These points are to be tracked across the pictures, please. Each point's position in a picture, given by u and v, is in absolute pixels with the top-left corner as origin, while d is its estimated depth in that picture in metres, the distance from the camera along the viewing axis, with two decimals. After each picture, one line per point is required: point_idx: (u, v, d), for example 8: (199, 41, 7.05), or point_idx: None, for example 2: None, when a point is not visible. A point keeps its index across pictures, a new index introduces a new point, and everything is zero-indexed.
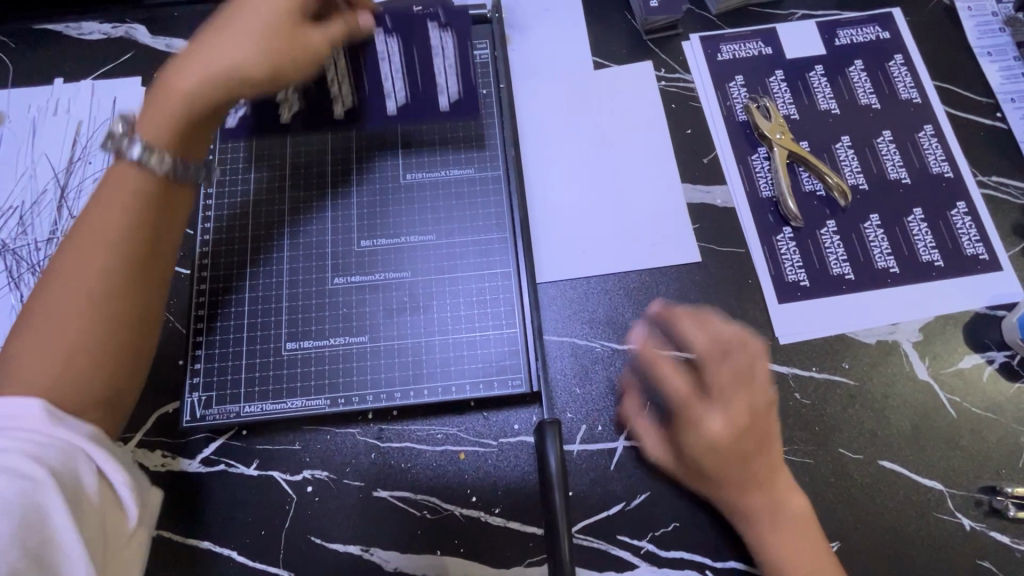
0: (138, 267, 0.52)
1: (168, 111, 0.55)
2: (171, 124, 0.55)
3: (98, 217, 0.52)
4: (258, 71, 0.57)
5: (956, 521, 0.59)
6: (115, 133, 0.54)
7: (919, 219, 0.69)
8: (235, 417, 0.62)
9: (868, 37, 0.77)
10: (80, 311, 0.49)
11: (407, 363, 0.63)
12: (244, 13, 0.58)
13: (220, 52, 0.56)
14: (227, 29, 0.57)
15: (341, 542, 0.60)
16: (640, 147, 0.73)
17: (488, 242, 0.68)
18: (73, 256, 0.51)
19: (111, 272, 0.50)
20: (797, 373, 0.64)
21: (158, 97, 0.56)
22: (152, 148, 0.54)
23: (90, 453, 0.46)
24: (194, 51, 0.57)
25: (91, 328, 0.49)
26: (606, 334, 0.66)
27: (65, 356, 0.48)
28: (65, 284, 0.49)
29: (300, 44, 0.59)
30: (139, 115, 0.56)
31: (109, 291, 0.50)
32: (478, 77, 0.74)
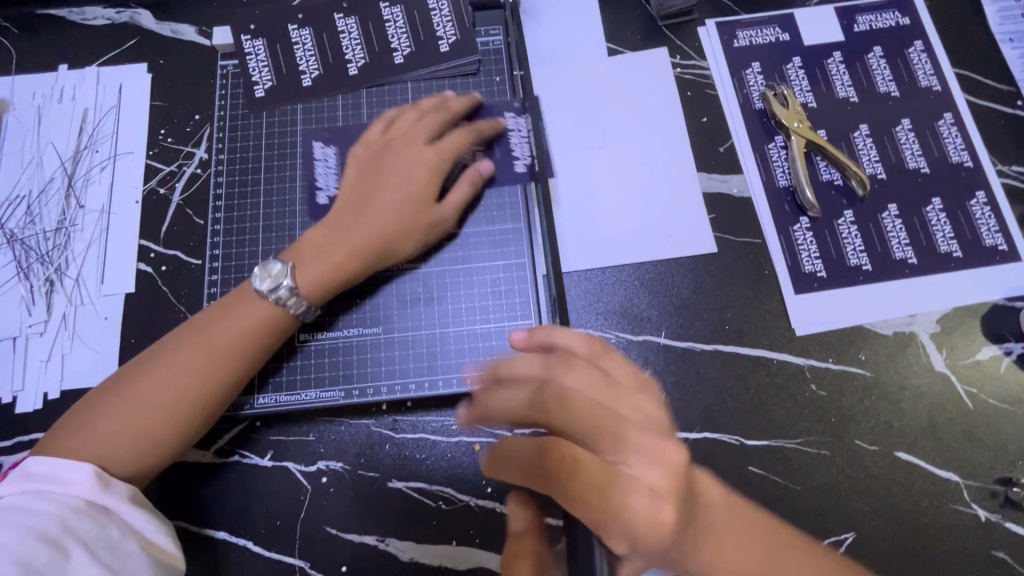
0: (225, 389, 0.56)
1: (335, 257, 0.60)
2: (336, 276, 0.60)
3: (216, 322, 0.57)
4: (399, 241, 0.62)
5: (971, 513, 0.60)
6: (273, 269, 0.59)
7: (938, 208, 0.68)
8: (249, 408, 0.62)
9: (887, 23, 0.75)
10: (165, 409, 0.54)
11: (421, 355, 0.63)
12: (398, 173, 0.64)
13: (371, 222, 0.62)
14: (380, 196, 0.63)
15: (356, 533, 0.60)
16: (655, 135, 0.71)
17: (502, 232, 0.67)
18: (179, 355, 0.56)
19: (205, 395, 0.55)
20: (813, 364, 0.64)
21: (316, 240, 0.61)
22: (307, 298, 0.59)
23: (121, 506, 0.51)
24: (345, 206, 0.63)
25: (169, 425, 0.54)
26: (621, 324, 0.65)
27: (138, 438, 0.53)
28: (165, 375, 0.55)
29: (431, 218, 0.64)
30: (300, 259, 0.60)
31: (199, 410, 0.55)
32: (490, 64, 0.72)
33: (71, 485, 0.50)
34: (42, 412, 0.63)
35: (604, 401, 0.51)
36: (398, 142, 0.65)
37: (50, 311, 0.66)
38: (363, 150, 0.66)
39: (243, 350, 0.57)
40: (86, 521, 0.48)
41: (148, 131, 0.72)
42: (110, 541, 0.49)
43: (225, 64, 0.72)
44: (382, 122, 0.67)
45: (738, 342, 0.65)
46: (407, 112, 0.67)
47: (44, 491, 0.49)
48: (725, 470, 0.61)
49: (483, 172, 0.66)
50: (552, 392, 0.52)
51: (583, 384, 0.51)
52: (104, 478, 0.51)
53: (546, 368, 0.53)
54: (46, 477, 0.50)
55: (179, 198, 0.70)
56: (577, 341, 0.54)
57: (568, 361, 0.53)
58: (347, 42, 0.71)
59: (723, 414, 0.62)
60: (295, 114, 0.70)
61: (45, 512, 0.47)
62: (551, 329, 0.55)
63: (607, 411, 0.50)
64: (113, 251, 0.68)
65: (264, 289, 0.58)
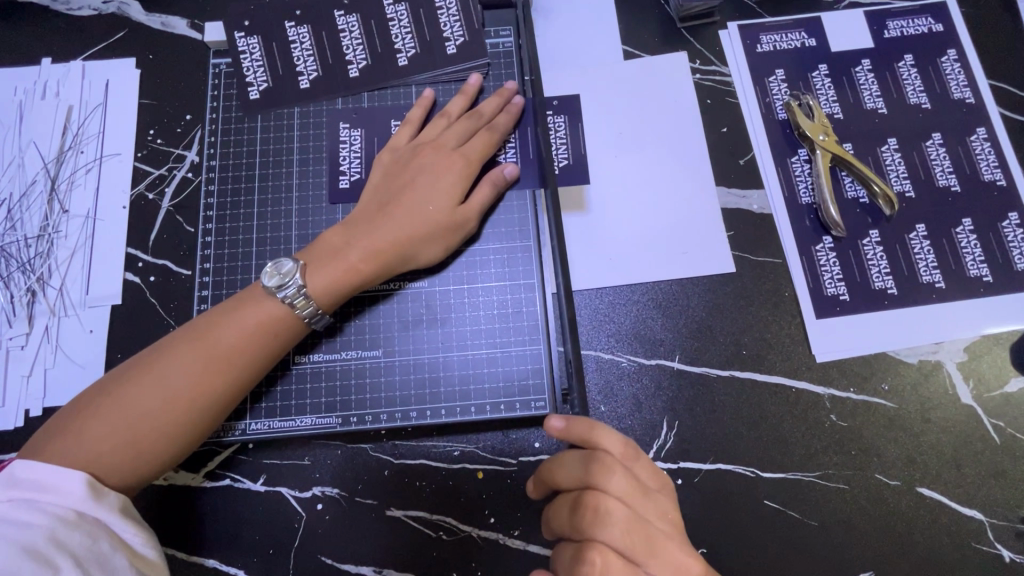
0: (228, 392, 0.52)
1: (350, 260, 0.56)
2: (349, 281, 0.56)
3: (222, 321, 0.53)
4: (416, 241, 0.58)
5: (995, 553, 0.57)
6: (284, 265, 0.55)
7: (968, 230, 0.65)
8: (238, 432, 0.59)
9: (919, 30, 0.71)
10: (163, 409, 0.50)
11: (423, 380, 0.60)
12: (423, 176, 0.60)
13: (393, 222, 0.58)
14: (402, 198, 0.59)
15: (353, 563, 0.57)
16: (673, 146, 0.68)
17: (510, 249, 0.63)
18: (177, 356, 0.51)
19: (205, 399, 0.51)
20: (833, 393, 0.61)
21: (332, 241, 0.58)
22: (315, 303, 0.56)
23: (113, 519, 0.46)
24: (366, 210, 0.59)
25: (163, 428, 0.50)
26: (632, 347, 0.62)
27: (131, 440, 0.49)
28: (165, 373, 0.51)
29: (451, 218, 0.59)
30: (313, 259, 0.57)
31: (196, 415, 0.51)
32: (501, 67, 0.67)
33: (61, 495, 0.45)
34: (23, 430, 0.60)
35: (638, 510, 0.47)
36: (425, 146, 0.62)
37: (32, 322, 0.63)
38: (389, 155, 0.63)
39: (247, 352, 0.53)
40: (78, 534, 0.43)
41: (136, 131, 0.68)
42: (103, 556, 0.44)
43: (218, 62, 0.68)
44: (411, 124, 0.64)
45: (755, 367, 0.62)
46: (436, 117, 0.64)
47: (31, 500, 0.44)
48: (739, 503, 0.58)
49: (508, 174, 0.62)
50: (591, 501, 0.46)
51: (621, 489, 0.46)
52: (97, 487, 0.46)
53: (586, 472, 0.47)
54: (32, 485, 0.45)
55: (169, 204, 0.66)
56: (614, 444, 0.48)
57: (607, 466, 0.47)
58: (348, 42, 0.67)
59: (738, 445, 0.60)
60: (292, 118, 0.66)
61: (31, 522, 0.42)
62: (591, 426, 0.48)
63: (644, 525, 0.46)
64: (99, 259, 0.65)
65: (270, 286, 0.54)
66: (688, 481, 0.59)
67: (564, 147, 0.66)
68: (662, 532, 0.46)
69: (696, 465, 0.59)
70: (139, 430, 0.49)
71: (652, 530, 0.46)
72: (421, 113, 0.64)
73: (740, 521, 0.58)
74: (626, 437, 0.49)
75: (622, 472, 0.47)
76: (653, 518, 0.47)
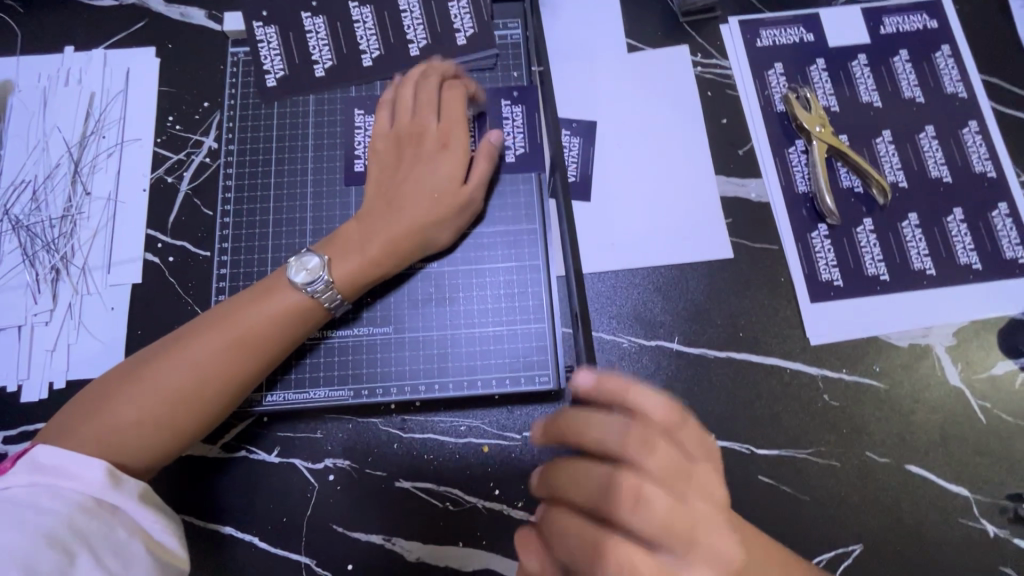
0: (241, 376, 0.54)
1: (369, 252, 0.59)
2: (371, 271, 0.59)
3: (235, 311, 0.55)
4: (424, 220, 0.60)
5: (980, 528, 0.59)
6: (308, 258, 0.58)
7: (959, 219, 0.67)
8: (258, 405, 0.61)
9: (914, 26, 0.74)
10: (179, 396, 0.52)
11: (432, 356, 0.62)
12: (419, 163, 0.62)
13: (402, 207, 0.60)
14: (407, 186, 0.61)
15: (363, 531, 0.60)
16: (674, 136, 0.70)
17: (516, 233, 0.65)
18: (201, 341, 0.53)
19: (221, 385, 0.53)
20: (826, 375, 0.63)
21: (351, 234, 0.60)
22: (340, 292, 0.58)
23: (130, 505, 0.48)
24: (376, 201, 0.62)
25: (180, 412, 0.52)
26: (633, 328, 0.65)
27: (149, 425, 0.51)
28: (180, 362, 0.53)
29: (458, 194, 0.62)
30: (332, 251, 0.59)
31: (212, 399, 0.53)
32: (509, 58, 0.70)
33: (81, 481, 0.48)
34: (47, 403, 0.63)
35: (679, 489, 0.43)
36: (413, 130, 0.63)
37: (56, 300, 0.65)
38: (380, 145, 0.64)
39: (270, 333, 0.55)
40: (95, 521, 0.46)
41: (156, 118, 0.71)
42: (117, 543, 0.46)
43: (237, 51, 0.70)
44: (390, 107, 0.65)
45: (751, 349, 0.64)
46: (416, 95, 0.65)
47: (53, 486, 0.47)
48: (734, 477, 0.61)
49: (496, 140, 0.64)
50: (626, 476, 0.43)
51: (660, 464, 0.43)
52: (114, 474, 0.49)
53: (623, 446, 0.44)
54: (55, 471, 0.48)
55: (187, 187, 0.68)
56: (652, 407, 0.46)
57: (644, 437, 0.44)
58: (362, 33, 0.69)
59: (733, 423, 0.62)
60: (307, 105, 0.69)
61: (52, 508, 0.45)
62: (627, 386, 0.46)
63: (685, 504, 0.42)
64: (120, 240, 0.67)
65: (298, 281, 0.57)
66: None
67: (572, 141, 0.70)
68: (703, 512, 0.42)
69: None
70: (156, 414, 0.51)
71: (694, 511, 0.42)
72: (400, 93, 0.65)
73: (736, 495, 0.60)
74: (667, 404, 0.46)
75: (664, 446, 0.44)
76: (699, 499, 0.43)
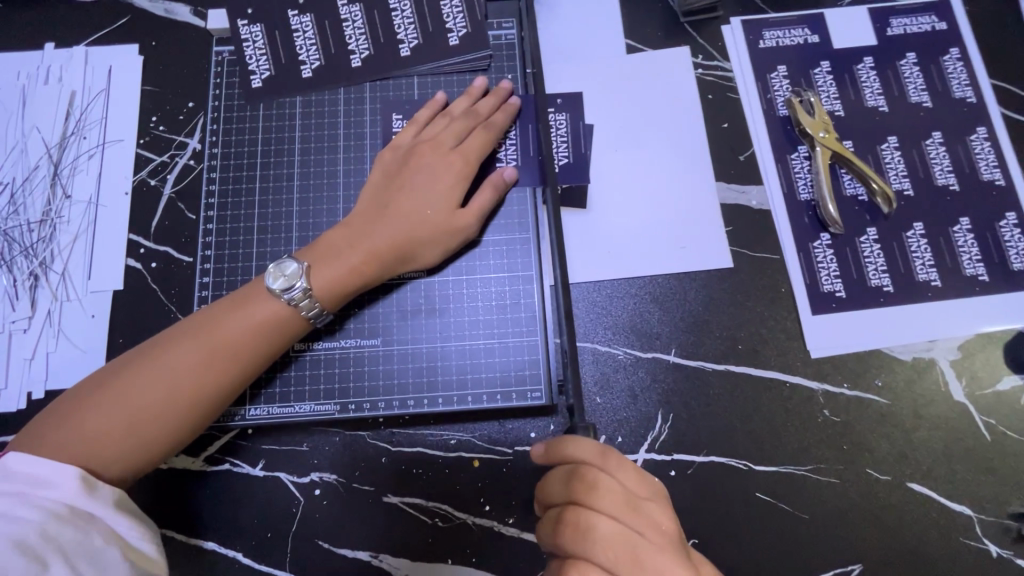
0: (223, 384, 0.52)
1: (351, 261, 0.57)
2: (352, 282, 0.57)
3: (219, 315, 0.54)
4: (418, 244, 0.58)
5: (982, 548, 0.58)
6: (286, 265, 0.55)
7: (966, 229, 0.65)
8: (241, 418, 0.60)
9: (922, 28, 0.71)
10: (157, 401, 0.50)
11: (421, 369, 0.61)
12: (422, 177, 0.60)
13: (397, 223, 0.58)
14: (404, 199, 0.59)
15: (349, 548, 0.58)
16: (673, 140, 0.68)
17: (510, 241, 0.63)
18: (182, 349, 0.52)
19: (201, 391, 0.51)
20: (827, 389, 0.61)
21: (335, 241, 0.58)
22: (320, 302, 0.56)
23: (106, 513, 0.47)
24: (365, 209, 0.59)
25: (157, 418, 0.50)
26: (629, 340, 0.63)
27: (123, 431, 0.49)
28: (159, 366, 0.51)
29: (454, 221, 0.59)
30: (315, 258, 0.57)
31: (191, 405, 0.51)
32: (503, 60, 0.67)
33: (54, 489, 0.46)
34: (25, 413, 0.61)
35: (627, 523, 0.46)
36: (425, 145, 0.62)
37: (34, 307, 0.63)
38: (389, 153, 0.62)
39: (252, 347, 0.53)
40: (69, 529, 0.44)
41: (138, 119, 0.68)
42: (93, 550, 0.44)
43: (222, 50, 0.68)
44: (414, 125, 0.64)
45: (750, 362, 0.62)
46: (438, 115, 0.64)
47: (24, 495, 0.45)
48: (730, 495, 0.59)
49: (507, 177, 0.62)
50: (570, 517, 0.46)
51: (604, 503, 0.46)
52: (89, 482, 0.47)
53: (569, 491, 0.47)
54: (26, 479, 0.46)
55: (170, 191, 0.66)
56: (589, 453, 0.48)
57: (588, 481, 0.46)
58: (351, 32, 0.67)
59: (731, 439, 0.60)
60: (294, 107, 0.66)
61: (24, 517, 0.43)
62: (565, 441, 0.48)
63: (630, 539, 0.45)
64: (101, 245, 0.65)
65: (276, 288, 0.54)
66: (681, 473, 0.59)
67: (565, 146, 0.67)
68: (652, 546, 0.45)
69: (690, 458, 0.60)
70: (132, 420, 0.50)
71: (640, 545, 0.45)
72: (426, 113, 0.64)
73: (732, 513, 0.59)
74: (606, 446, 0.48)
75: (604, 487, 0.46)
76: (644, 531, 0.45)
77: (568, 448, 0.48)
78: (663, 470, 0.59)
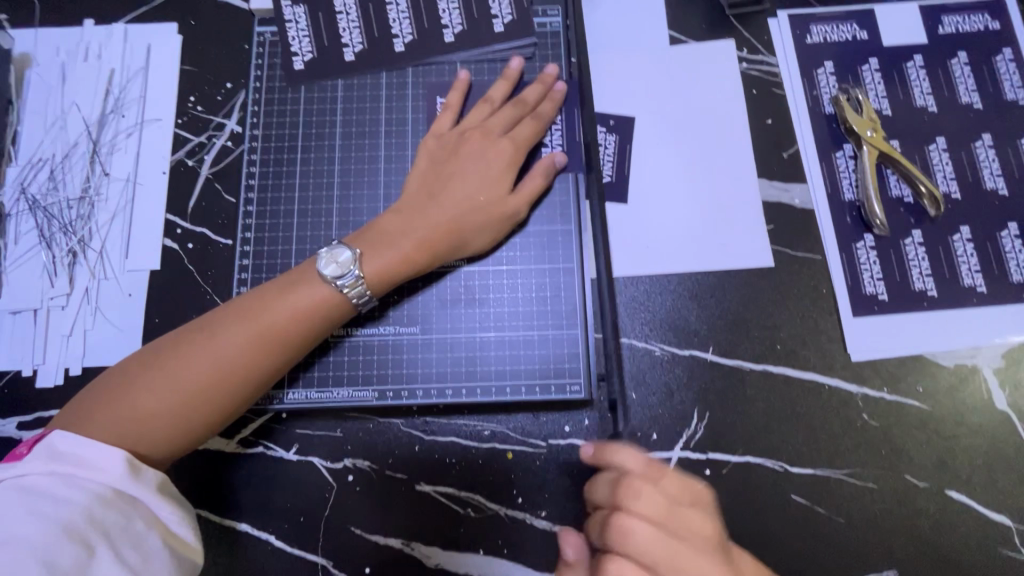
0: (267, 367, 0.52)
1: (403, 249, 0.56)
2: (403, 270, 0.56)
3: (263, 298, 0.53)
4: (471, 230, 0.58)
5: (1020, 558, 0.57)
6: (338, 253, 0.55)
7: (1013, 235, 0.64)
8: (278, 402, 0.60)
9: (975, 27, 0.70)
10: (202, 383, 0.50)
11: (459, 358, 0.60)
12: (471, 164, 0.59)
13: (449, 210, 0.58)
14: (453, 186, 0.59)
15: (381, 534, 0.58)
16: (715, 136, 0.67)
17: (550, 233, 0.63)
18: (227, 332, 0.51)
19: (246, 373, 0.51)
20: (866, 393, 0.61)
21: (386, 228, 0.57)
22: (369, 288, 0.55)
23: (150, 499, 0.47)
24: (414, 197, 0.59)
25: (202, 400, 0.50)
26: (666, 336, 0.62)
27: (169, 413, 0.49)
28: (204, 348, 0.51)
29: (506, 207, 0.59)
30: (364, 245, 0.56)
31: (236, 388, 0.51)
32: (547, 48, 0.66)
33: (100, 471, 0.46)
34: (62, 389, 0.61)
35: (670, 529, 0.46)
36: (471, 131, 0.61)
37: (72, 284, 0.64)
38: (433, 141, 0.62)
39: (295, 333, 0.53)
40: (115, 513, 0.44)
41: (178, 98, 0.68)
42: (136, 537, 0.45)
43: (263, 31, 0.67)
44: (450, 110, 0.63)
45: (789, 362, 0.61)
46: (479, 102, 0.63)
47: (70, 476, 0.45)
48: (767, 496, 0.58)
49: (558, 163, 0.62)
50: (614, 518, 0.46)
51: (673, 489, 0.49)
52: (134, 466, 0.47)
53: (616, 489, 0.48)
54: (73, 460, 0.46)
55: (208, 171, 0.66)
56: (636, 462, 0.49)
57: (656, 471, 0.49)
58: (394, 15, 0.66)
59: (768, 440, 0.60)
60: (335, 90, 0.66)
61: (71, 499, 0.43)
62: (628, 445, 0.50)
63: (673, 542, 0.45)
64: (138, 225, 0.65)
65: (328, 274, 0.54)
66: (716, 472, 0.59)
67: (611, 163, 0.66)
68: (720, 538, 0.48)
69: (725, 457, 0.59)
70: (178, 403, 0.49)
71: (682, 547, 0.45)
72: (459, 96, 0.64)
73: (766, 513, 0.58)
74: (649, 457, 0.50)
75: (648, 493, 0.47)
76: (687, 536, 0.46)
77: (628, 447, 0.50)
78: (697, 468, 0.59)
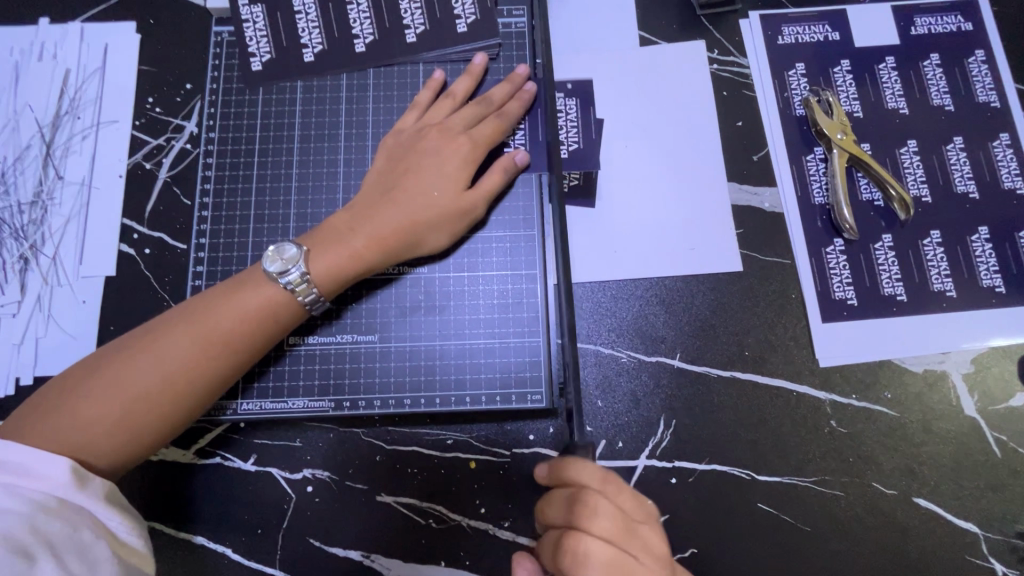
0: (220, 372, 0.51)
1: (353, 246, 0.55)
2: (353, 266, 0.55)
3: (217, 302, 0.52)
4: (426, 227, 0.57)
5: (987, 567, 0.56)
6: (283, 247, 0.54)
7: (984, 239, 0.63)
8: (231, 412, 0.58)
9: (948, 28, 0.69)
10: (152, 390, 0.49)
11: (419, 367, 0.59)
12: (428, 161, 0.58)
13: (405, 207, 0.56)
14: (410, 183, 0.57)
15: (341, 547, 0.57)
16: (683, 137, 0.66)
17: (514, 238, 0.61)
18: (176, 338, 0.50)
19: (199, 378, 0.50)
20: (834, 399, 0.60)
21: (337, 225, 0.56)
22: (317, 289, 0.54)
23: (97, 508, 0.45)
24: (370, 194, 0.58)
25: (152, 406, 0.49)
26: (632, 342, 0.61)
27: (116, 419, 0.48)
28: (155, 353, 0.49)
29: (463, 207, 0.58)
30: (314, 242, 0.55)
31: (187, 395, 0.50)
32: (512, 48, 0.65)
33: (43, 480, 0.44)
34: (11, 400, 0.59)
35: (624, 548, 0.45)
36: (431, 128, 0.60)
37: (24, 290, 0.62)
38: (394, 139, 0.61)
39: (250, 337, 0.52)
40: (59, 522, 0.43)
41: (135, 99, 0.66)
42: (83, 546, 0.43)
43: (220, 31, 0.66)
44: (417, 107, 0.62)
45: (756, 369, 0.60)
46: (443, 98, 0.62)
47: (12, 485, 0.43)
48: (733, 505, 0.58)
49: (517, 160, 0.60)
50: (569, 547, 0.45)
51: (602, 531, 0.45)
52: (80, 475, 0.45)
53: (554, 516, 0.47)
54: (14, 469, 0.44)
55: (166, 175, 0.64)
56: (591, 477, 0.46)
57: (588, 508, 0.45)
58: (356, 16, 0.64)
59: (735, 447, 0.59)
60: (295, 91, 0.64)
61: (10, 508, 0.41)
62: (567, 464, 0.46)
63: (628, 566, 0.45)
64: (93, 229, 0.63)
65: (273, 271, 0.53)
66: (681, 481, 0.58)
67: (575, 131, 0.65)
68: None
69: (694, 465, 0.58)
70: (126, 409, 0.48)
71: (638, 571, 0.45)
72: (428, 95, 0.62)
73: (732, 523, 0.57)
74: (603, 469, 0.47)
75: (602, 513, 0.45)
76: (642, 560, 0.45)
77: (572, 466, 0.46)
78: (662, 477, 0.58)
